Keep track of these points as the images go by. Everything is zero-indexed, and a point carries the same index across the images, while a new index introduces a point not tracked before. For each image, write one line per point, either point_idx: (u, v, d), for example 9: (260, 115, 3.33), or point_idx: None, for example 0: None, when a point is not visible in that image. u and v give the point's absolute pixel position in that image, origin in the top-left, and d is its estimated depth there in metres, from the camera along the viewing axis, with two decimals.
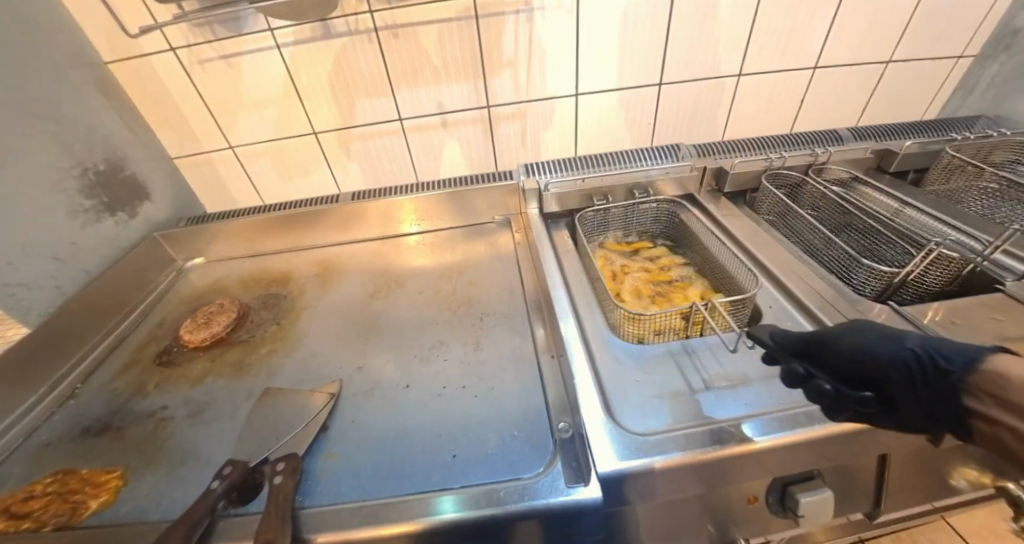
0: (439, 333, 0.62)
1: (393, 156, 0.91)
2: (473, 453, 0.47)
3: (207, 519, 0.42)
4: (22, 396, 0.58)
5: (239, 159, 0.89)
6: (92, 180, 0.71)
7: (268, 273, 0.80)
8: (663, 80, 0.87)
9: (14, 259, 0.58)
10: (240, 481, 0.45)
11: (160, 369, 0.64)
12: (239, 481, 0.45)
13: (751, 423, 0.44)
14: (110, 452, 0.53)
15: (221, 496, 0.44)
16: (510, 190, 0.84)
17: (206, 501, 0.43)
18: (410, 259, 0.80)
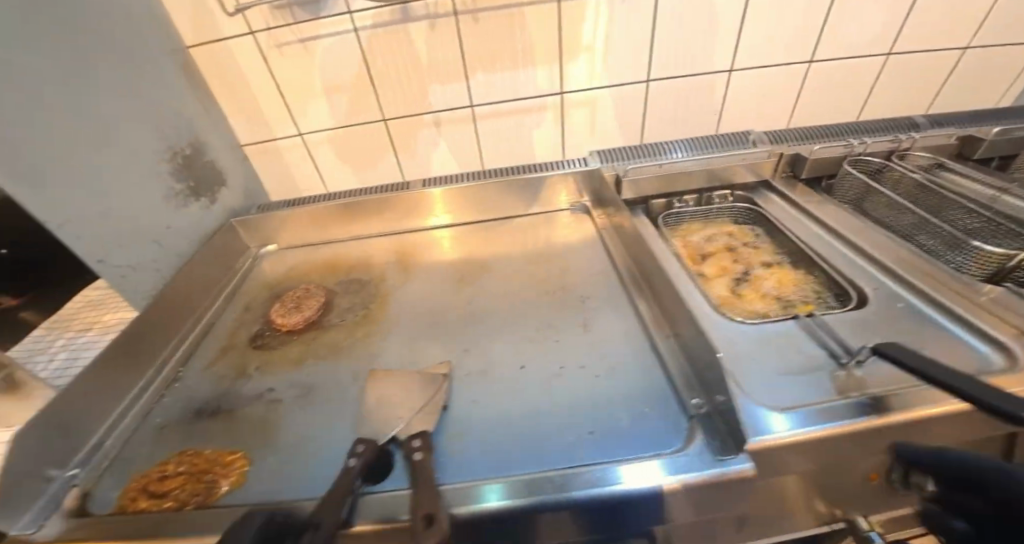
0: (538, 317, 0.63)
1: (461, 143, 0.90)
2: (609, 430, 0.47)
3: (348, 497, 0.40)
4: (131, 378, 0.58)
5: (306, 145, 0.89)
6: (180, 164, 0.72)
7: (347, 259, 0.80)
8: (733, 67, 0.87)
9: (123, 241, 0.60)
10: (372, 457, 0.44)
11: (256, 353, 0.64)
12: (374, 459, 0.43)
13: (790, 414, 0.44)
14: (227, 433, 0.53)
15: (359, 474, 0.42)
16: (583, 177, 0.84)
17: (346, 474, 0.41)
18: (487, 244, 0.79)
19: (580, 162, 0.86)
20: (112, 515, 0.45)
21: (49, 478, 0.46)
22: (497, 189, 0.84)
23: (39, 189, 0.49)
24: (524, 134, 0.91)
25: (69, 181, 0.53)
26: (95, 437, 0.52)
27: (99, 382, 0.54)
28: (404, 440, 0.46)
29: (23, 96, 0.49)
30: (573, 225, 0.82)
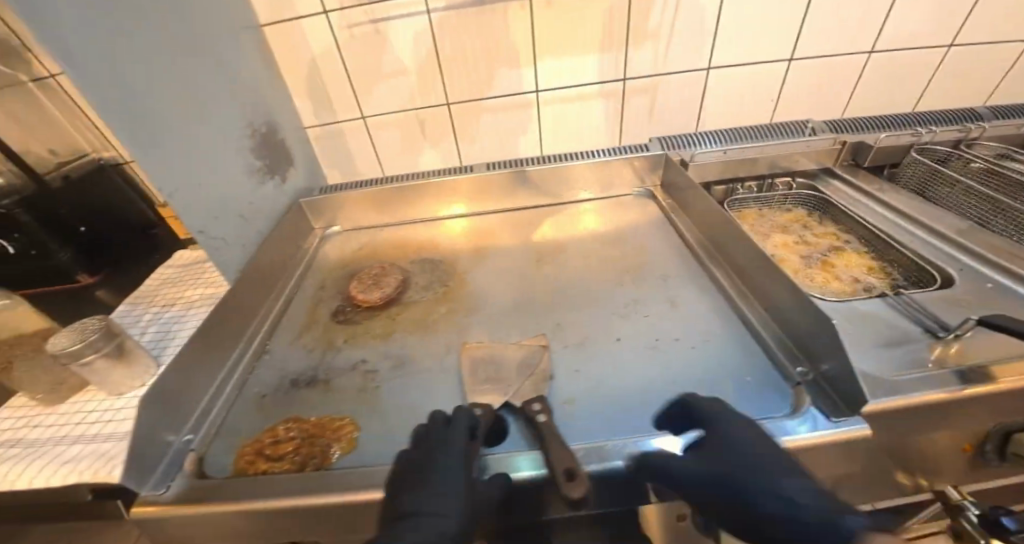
0: (622, 296, 0.64)
1: (522, 128, 0.91)
2: (717, 396, 0.49)
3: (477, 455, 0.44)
4: (226, 350, 0.59)
5: (368, 128, 0.89)
6: (260, 142, 0.73)
7: (416, 240, 0.81)
8: (794, 56, 0.87)
9: (218, 214, 0.62)
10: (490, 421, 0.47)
11: (340, 327, 0.64)
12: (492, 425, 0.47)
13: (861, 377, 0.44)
14: (329, 401, 0.54)
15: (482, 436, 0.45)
16: (646, 163, 0.85)
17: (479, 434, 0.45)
18: (554, 228, 0.81)
19: (642, 147, 0.87)
20: (234, 476, 0.46)
21: (167, 442, 0.48)
22: (562, 173, 0.84)
23: (149, 160, 0.51)
24: (585, 120, 0.92)
25: (175, 155, 0.55)
26: (202, 404, 0.54)
27: (200, 351, 0.55)
28: (520, 406, 0.49)
29: (133, 70, 0.50)
30: (637, 210, 0.83)
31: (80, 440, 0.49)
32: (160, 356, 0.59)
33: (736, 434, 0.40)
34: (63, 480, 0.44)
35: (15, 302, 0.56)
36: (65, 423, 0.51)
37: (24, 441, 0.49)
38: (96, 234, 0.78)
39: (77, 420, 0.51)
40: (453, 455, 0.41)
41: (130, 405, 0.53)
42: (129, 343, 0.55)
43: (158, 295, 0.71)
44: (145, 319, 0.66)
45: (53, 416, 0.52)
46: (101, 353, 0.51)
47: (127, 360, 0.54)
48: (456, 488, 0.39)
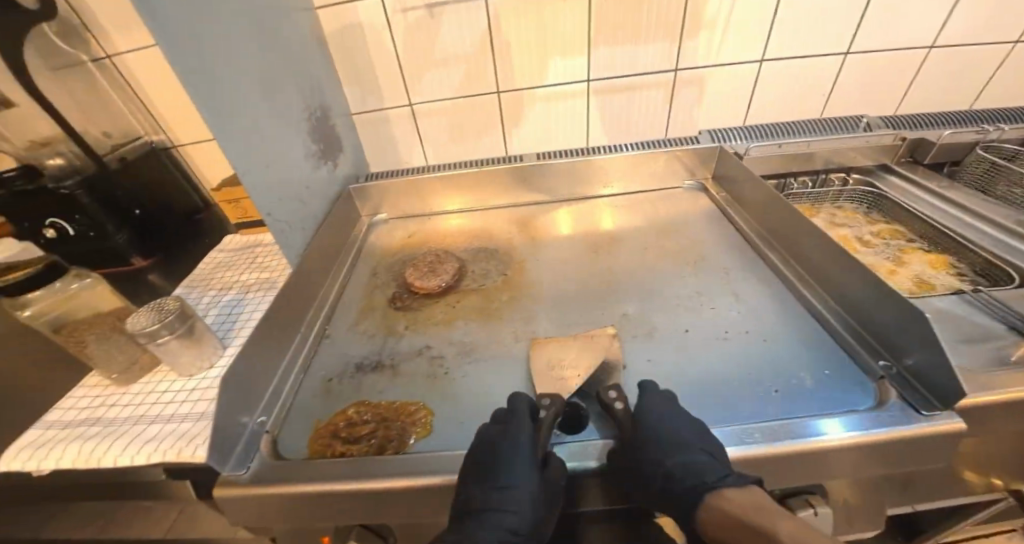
0: (684, 290, 0.64)
1: (570, 119, 0.90)
2: (795, 389, 0.49)
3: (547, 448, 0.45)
4: (291, 332, 0.60)
5: (415, 116, 0.88)
6: (315, 127, 0.73)
7: (467, 230, 0.81)
8: (851, 49, 0.85)
9: (281, 197, 0.62)
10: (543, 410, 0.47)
11: (400, 313, 0.64)
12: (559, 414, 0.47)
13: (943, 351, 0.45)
14: (397, 385, 0.54)
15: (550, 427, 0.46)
16: (698, 156, 0.84)
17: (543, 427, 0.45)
18: (604, 220, 0.81)
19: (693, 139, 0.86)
20: (311, 458, 0.46)
21: (243, 423, 0.48)
22: (612, 164, 0.83)
23: (223, 139, 0.52)
24: (634, 111, 0.90)
25: (245, 135, 0.55)
26: (272, 387, 0.54)
27: (268, 335, 0.55)
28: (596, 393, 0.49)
29: (211, 49, 0.50)
30: (687, 204, 0.83)
31: (158, 420, 0.49)
32: (225, 338, 0.60)
33: (668, 421, 0.43)
34: (147, 459, 0.45)
35: (93, 281, 0.54)
36: (141, 403, 0.52)
37: (102, 419, 0.50)
38: (148, 216, 0.79)
39: (151, 400, 0.52)
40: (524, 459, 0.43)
41: (201, 387, 0.53)
42: (200, 326, 0.55)
43: (213, 278, 0.72)
44: (204, 301, 0.67)
45: (128, 395, 0.53)
46: (176, 336, 0.52)
47: (197, 342, 0.54)
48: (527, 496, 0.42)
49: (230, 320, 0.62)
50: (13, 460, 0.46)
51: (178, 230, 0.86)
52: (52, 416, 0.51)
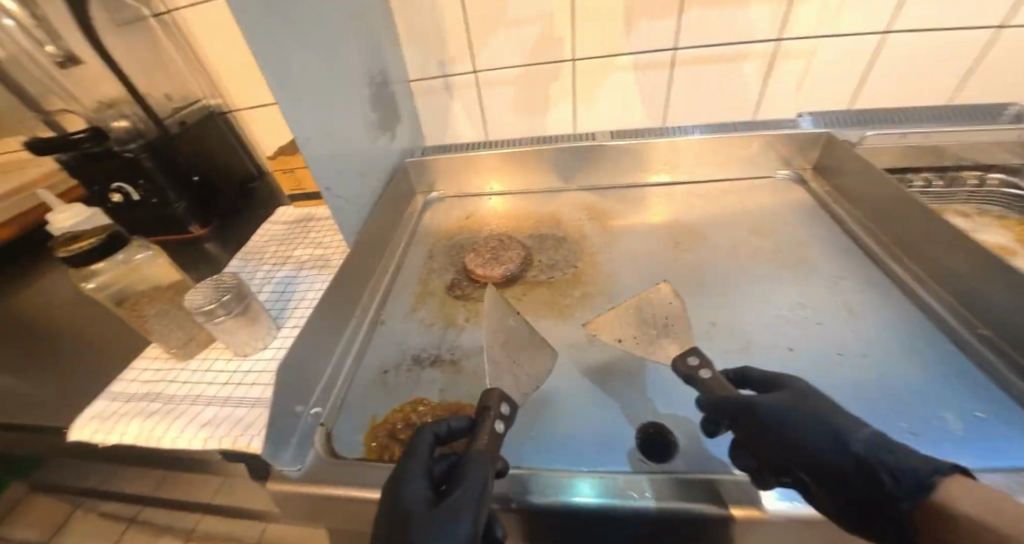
0: (784, 299, 0.56)
1: (649, 93, 0.81)
2: (935, 433, 0.40)
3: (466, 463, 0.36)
4: (348, 316, 0.57)
5: (479, 86, 0.81)
6: (376, 93, 0.68)
7: (531, 214, 0.76)
8: (1008, 21, 0.67)
9: (341, 170, 0.58)
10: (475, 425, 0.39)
11: (461, 303, 0.60)
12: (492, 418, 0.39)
13: None
14: (458, 383, 0.50)
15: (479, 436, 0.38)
16: (799, 143, 0.72)
17: (482, 434, 0.37)
18: (683, 210, 0.73)
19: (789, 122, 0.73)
20: (366, 460, 0.43)
21: (297, 414, 0.46)
22: (697, 148, 0.74)
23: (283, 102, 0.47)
24: (724, 89, 0.80)
25: (305, 100, 0.51)
26: (326, 375, 0.51)
27: (319, 320, 0.51)
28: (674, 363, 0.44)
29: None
30: (780, 197, 0.73)
31: (214, 402, 0.47)
32: (279, 317, 0.57)
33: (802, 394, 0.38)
34: (202, 444, 0.43)
35: (152, 253, 0.51)
36: (198, 382, 0.50)
37: (162, 396, 0.49)
38: (206, 183, 0.77)
39: (206, 380, 0.50)
40: (414, 503, 0.33)
41: (256, 369, 0.51)
42: (253, 306, 0.52)
43: (267, 252, 0.69)
44: (259, 277, 0.64)
45: (187, 371, 0.51)
46: (230, 315, 0.49)
47: (251, 320, 0.51)
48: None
49: (284, 299, 0.60)
50: (85, 429, 0.47)
51: (234, 199, 0.85)
52: (117, 388, 0.51)
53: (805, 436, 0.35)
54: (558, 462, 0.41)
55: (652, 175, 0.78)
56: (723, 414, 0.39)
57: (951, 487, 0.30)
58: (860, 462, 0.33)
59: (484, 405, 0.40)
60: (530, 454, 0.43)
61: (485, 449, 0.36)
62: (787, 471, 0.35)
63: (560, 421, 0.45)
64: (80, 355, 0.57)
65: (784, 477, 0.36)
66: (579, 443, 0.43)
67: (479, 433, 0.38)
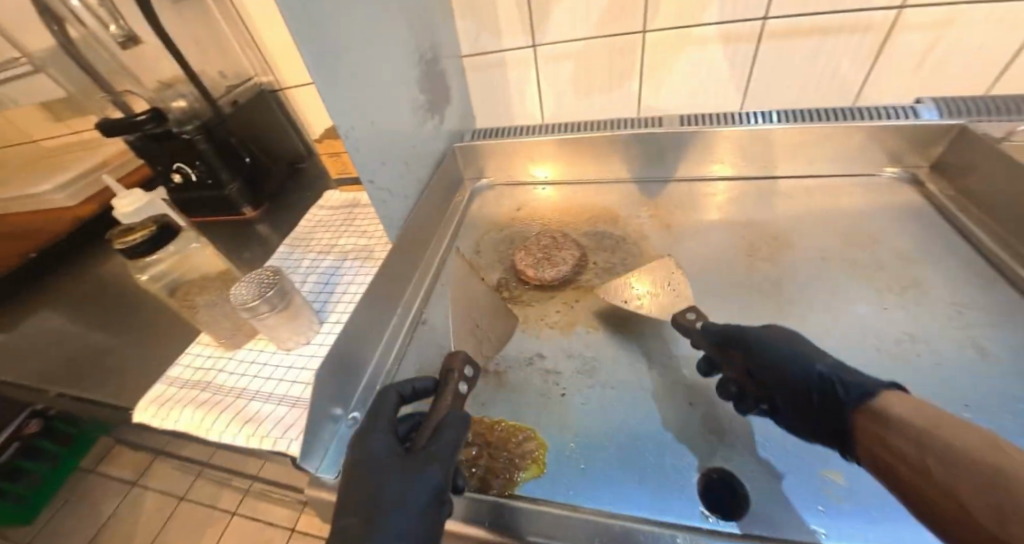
0: (888, 326, 0.47)
1: (729, 71, 0.70)
2: None
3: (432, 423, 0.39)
4: (389, 312, 0.56)
5: (535, 62, 0.74)
6: (425, 71, 0.63)
7: (585, 210, 0.70)
8: None
9: (385, 159, 0.55)
10: (440, 386, 0.42)
11: (508, 306, 0.56)
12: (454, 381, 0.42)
13: None
14: (502, 399, 0.46)
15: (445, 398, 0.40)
16: (914, 137, 0.61)
17: (445, 395, 0.40)
18: (761, 209, 0.65)
19: (893, 112, 0.60)
20: None
21: (335, 416, 0.47)
22: (785, 137, 0.64)
23: (324, 88, 0.43)
24: (819, 65, 0.67)
25: (348, 83, 0.47)
26: (365, 378, 0.52)
27: (361, 322, 0.51)
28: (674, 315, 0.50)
29: None
30: (883, 197, 0.62)
31: (258, 397, 0.47)
32: (321, 311, 0.56)
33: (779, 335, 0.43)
34: (246, 440, 0.43)
35: (201, 245, 0.52)
36: (243, 374, 0.50)
37: (212, 385, 0.50)
38: (258, 165, 0.77)
39: (251, 372, 0.50)
40: (380, 454, 0.37)
41: (298, 365, 0.50)
42: (295, 301, 0.51)
43: (313, 239, 0.68)
44: (305, 265, 0.64)
45: (234, 360, 0.52)
46: (273, 311, 0.48)
47: (293, 315, 0.50)
48: (412, 492, 0.34)
49: (328, 290, 0.59)
50: (144, 411, 0.48)
51: (285, 180, 0.85)
52: (173, 372, 0.52)
53: (780, 363, 0.39)
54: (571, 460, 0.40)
55: (720, 166, 0.69)
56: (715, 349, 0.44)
57: (891, 398, 0.31)
58: (822, 380, 0.36)
59: (447, 368, 0.43)
60: (574, 480, 0.39)
61: (450, 408, 0.40)
62: (768, 397, 0.40)
63: (612, 454, 0.40)
64: (154, 331, 0.61)
65: (764, 403, 0.41)
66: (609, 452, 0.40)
67: (443, 395, 0.41)
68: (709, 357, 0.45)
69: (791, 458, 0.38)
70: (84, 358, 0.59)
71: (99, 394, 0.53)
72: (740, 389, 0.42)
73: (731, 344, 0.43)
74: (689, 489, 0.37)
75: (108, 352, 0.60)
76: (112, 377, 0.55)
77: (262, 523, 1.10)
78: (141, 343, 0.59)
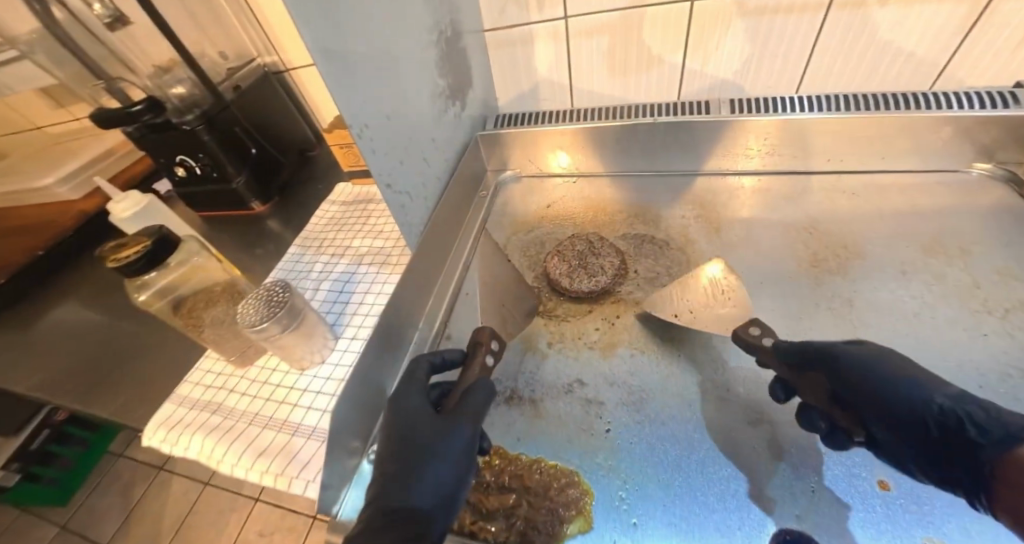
0: (987, 361, 0.41)
1: (788, 46, 0.59)
2: None
3: (463, 389, 0.42)
4: (411, 327, 0.52)
5: (566, 37, 0.65)
6: (444, 51, 0.55)
7: (623, 208, 0.64)
8: None
9: (404, 158, 0.48)
10: (468, 357, 0.44)
11: (542, 321, 0.52)
12: (483, 355, 0.44)
13: None
14: (539, 433, 0.43)
15: (477, 367, 0.43)
16: (1015, 129, 0.52)
17: (474, 365, 0.43)
18: (825, 208, 0.57)
19: (978, 98, 0.52)
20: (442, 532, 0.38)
21: (355, 449, 0.43)
22: (857, 127, 0.56)
23: (336, 80, 0.36)
24: (894, 44, 0.56)
25: (362, 72, 0.40)
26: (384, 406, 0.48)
27: (382, 344, 0.47)
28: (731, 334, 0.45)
29: None
30: (969, 199, 0.54)
31: (272, 426, 0.43)
32: (336, 324, 0.52)
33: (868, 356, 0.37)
34: (260, 477, 0.39)
35: (205, 255, 0.47)
36: (256, 396, 0.46)
37: (222, 408, 0.46)
38: (265, 156, 0.71)
39: (263, 395, 0.46)
40: (417, 414, 0.39)
41: (313, 389, 0.46)
42: (308, 318, 0.46)
43: (327, 239, 0.64)
44: (316, 270, 0.59)
45: (246, 380, 0.48)
46: (284, 332, 0.43)
47: (306, 333, 0.46)
48: (449, 446, 0.37)
49: (342, 300, 0.54)
50: (152, 435, 0.44)
51: (296, 171, 0.79)
52: (182, 391, 0.48)
53: (891, 397, 0.34)
54: (614, 476, 0.38)
55: (746, 160, 0.62)
56: (788, 366, 0.40)
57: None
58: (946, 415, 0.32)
59: (477, 340, 0.44)
60: (623, 534, 0.35)
61: (479, 376, 0.42)
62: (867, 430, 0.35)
63: (668, 508, 0.36)
64: (164, 336, 0.55)
65: (860, 435, 0.36)
66: (670, 493, 0.37)
67: (471, 364, 0.43)
68: (783, 382, 0.40)
69: (886, 525, 0.33)
70: (84, 371, 0.52)
71: (107, 414, 0.47)
72: (830, 419, 0.37)
73: (810, 362, 0.39)
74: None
75: (128, 362, 0.52)
76: (116, 393, 0.49)
77: (285, 511, 1.10)
78: (157, 354, 0.53)
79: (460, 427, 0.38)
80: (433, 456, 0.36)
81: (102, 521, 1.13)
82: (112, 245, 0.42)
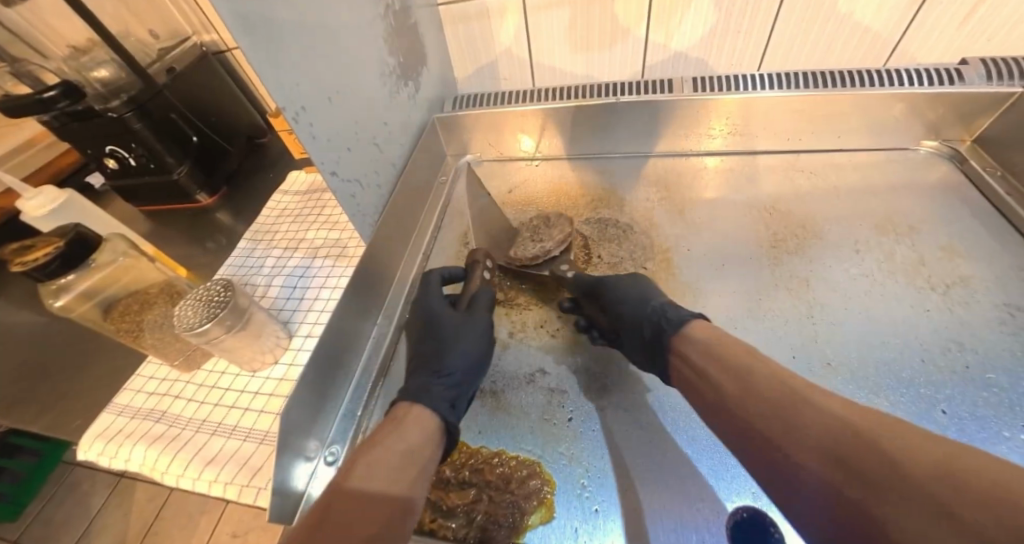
0: (932, 337, 0.42)
1: (747, 22, 0.59)
2: None
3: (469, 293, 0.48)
4: (368, 323, 0.51)
5: (524, 10, 0.62)
6: (392, 27, 0.52)
7: (586, 191, 0.63)
8: None
9: (350, 144, 0.45)
10: (467, 273, 0.50)
11: (504, 310, 0.51)
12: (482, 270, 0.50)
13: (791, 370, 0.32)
14: (500, 427, 0.42)
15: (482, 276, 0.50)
16: (961, 105, 0.53)
17: (474, 280, 0.49)
18: (785, 187, 0.58)
19: (928, 76, 0.53)
20: None
21: (311, 450, 0.42)
22: (811, 104, 0.56)
23: (261, 57, 0.32)
24: (852, 19, 0.56)
25: (294, 48, 0.36)
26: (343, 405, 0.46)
27: (339, 338, 0.46)
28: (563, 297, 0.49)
29: None
30: (918, 175, 0.56)
31: (221, 433, 0.41)
32: (289, 322, 0.49)
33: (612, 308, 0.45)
34: (209, 488, 0.37)
35: (129, 257, 0.44)
36: (204, 402, 0.44)
37: (167, 417, 0.43)
38: (208, 143, 0.66)
39: (212, 400, 0.44)
40: (440, 314, 0.46)
41: (265, 392, 0.44)
42: (256, 317, 0.44)
43: (277, 232, 0.60)
44: (268, 265, 0.56)
45: (193, 385, 0.45)
46: (228, 333, 0.41)
47: (253, 333, 0.43)
48: (471, 331, 0.44)
49: (297, 295, 0.51)
50: (89, 449, 0.41)
51: (245, 159, 0.74)
52: (122, 400, 0.44)
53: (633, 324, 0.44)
54: (580, 457, 0.39)
55: (709, 140, 0.62)
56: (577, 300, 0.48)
57: None
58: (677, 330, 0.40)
59: (474, 260, 0.50)
60: (585, 522, 0.35)
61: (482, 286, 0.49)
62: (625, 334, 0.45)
63: (631, 492, 0.36)
64: (98, 341, 0.51)
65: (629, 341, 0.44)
66: (630, 473, 0.37)
67: (471, 279, 0.49)
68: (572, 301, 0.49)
69: None
70: (12, 385, 0.48)
71: (38, 430, 0.44)
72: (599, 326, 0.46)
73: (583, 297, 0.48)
74: (716, 538, 0.33)
75: (57, 373, 0.48)
76: (49, 408, 0.45)
77: (258, 511, 1.08)
78: (92, 362, 0.49)
79: (478, 319, 0.46)
80: (457, 345, 0.43)
81: (59, 534, 1.07)
82: (14, 265, 0.37)
